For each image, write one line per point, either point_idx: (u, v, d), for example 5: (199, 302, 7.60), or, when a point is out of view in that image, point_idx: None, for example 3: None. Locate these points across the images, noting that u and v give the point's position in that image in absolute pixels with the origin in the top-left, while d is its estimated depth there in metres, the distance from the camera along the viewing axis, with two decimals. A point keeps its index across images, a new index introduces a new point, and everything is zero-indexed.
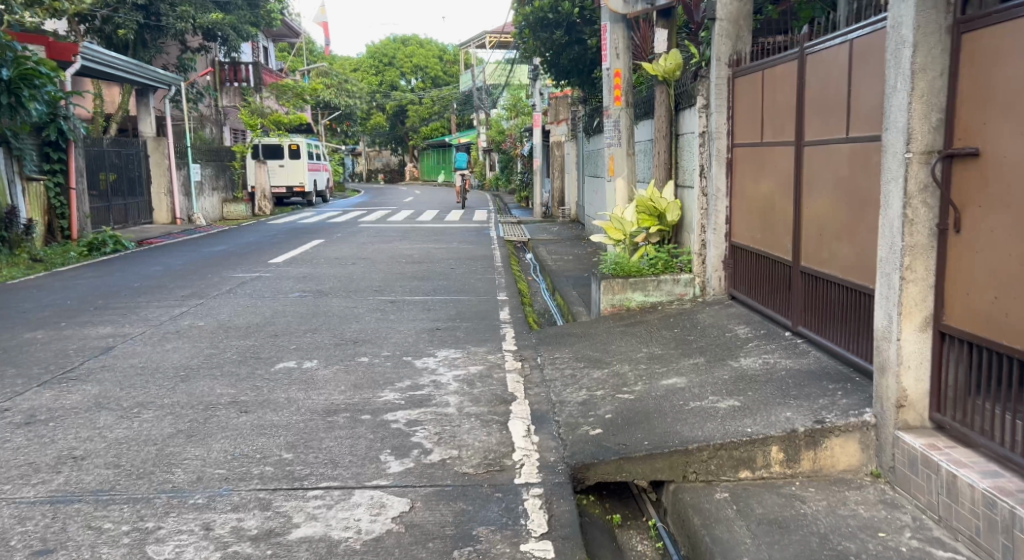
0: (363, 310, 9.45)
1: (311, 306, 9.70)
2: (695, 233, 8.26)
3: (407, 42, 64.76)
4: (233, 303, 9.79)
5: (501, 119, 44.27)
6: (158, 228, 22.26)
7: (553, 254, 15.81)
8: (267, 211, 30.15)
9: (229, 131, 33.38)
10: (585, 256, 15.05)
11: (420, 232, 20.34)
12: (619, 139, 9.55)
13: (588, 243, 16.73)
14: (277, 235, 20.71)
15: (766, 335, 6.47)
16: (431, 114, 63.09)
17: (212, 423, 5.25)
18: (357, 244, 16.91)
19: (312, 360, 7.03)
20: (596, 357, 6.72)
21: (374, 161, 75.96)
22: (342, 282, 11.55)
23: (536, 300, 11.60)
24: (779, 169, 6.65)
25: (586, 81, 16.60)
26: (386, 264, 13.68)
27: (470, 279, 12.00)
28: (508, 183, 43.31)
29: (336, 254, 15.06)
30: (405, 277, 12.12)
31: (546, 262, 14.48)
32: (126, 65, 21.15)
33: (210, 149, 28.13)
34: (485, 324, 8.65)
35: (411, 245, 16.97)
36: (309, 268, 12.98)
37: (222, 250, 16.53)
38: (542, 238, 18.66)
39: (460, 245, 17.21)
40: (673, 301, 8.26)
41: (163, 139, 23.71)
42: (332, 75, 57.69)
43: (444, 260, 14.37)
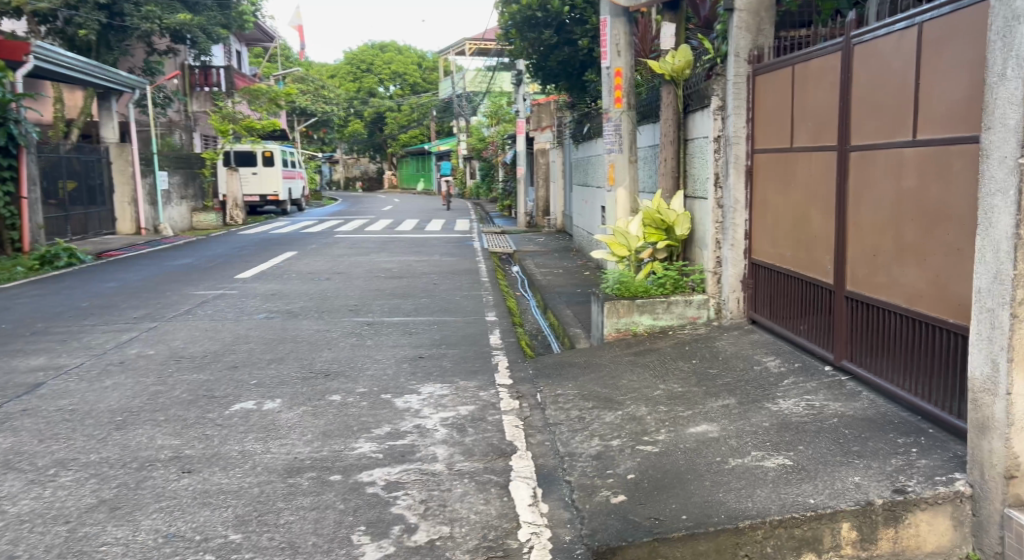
0: (337, 335, 8.50)
1: (278, 329, 8.74)
2: (709, 249, 7.37)
3: (386, 48, 63.86)
4: (191, 326, 8.82)
5: (483, 127, 43.40)
6: (121, 240, 21.16)
7: (542, 268, 14.91)
8: (237, 221, 29.76)
9: (201, 137, 32.29)
10: (576, 270, 14.18)
11: (399, 244, 19.41)
12: (619, 144, 8.67)
13: (578, 256, 15.86)
14: (247, 247, 19.68)
15: (802, 371, 5.58)
16: (410, 121, 62.16)
17: (143, 488, 4.44)
18: (332, 257, 15.94)
19: (276, 399, 6.10)
20: (605, 395, 5.80)
21: (353, 169, 74.87)
22: (315, 301, 10.60)
23: (527, 320, 10.67)
24: (811, 178, 5.80)
25: (576, 85, 15.76)
26: (362, 280, 12.74)
27: (455, 297, 11.08)
28: (489, 192, 42.45)
29: (309, 268, 14.09)
30: (383, 294, 11.19)
31: (534, 277, 13.58)
32: (85, 67, 20.11)
33: (180, 156, 27.06)
34: (474, 351, 7.73)
35: (391, 258, 16.02)
36: (279, 285, 12.01)
37: (187, 264, 15.50)
38: (528, 250, 17.79)
39: (442, 257, 16.30)
40: (685, 325, 7.39)
41: (126, 146, 22.64)
42: (309, 81, 56.67)
43: (426, 274, 13.44)
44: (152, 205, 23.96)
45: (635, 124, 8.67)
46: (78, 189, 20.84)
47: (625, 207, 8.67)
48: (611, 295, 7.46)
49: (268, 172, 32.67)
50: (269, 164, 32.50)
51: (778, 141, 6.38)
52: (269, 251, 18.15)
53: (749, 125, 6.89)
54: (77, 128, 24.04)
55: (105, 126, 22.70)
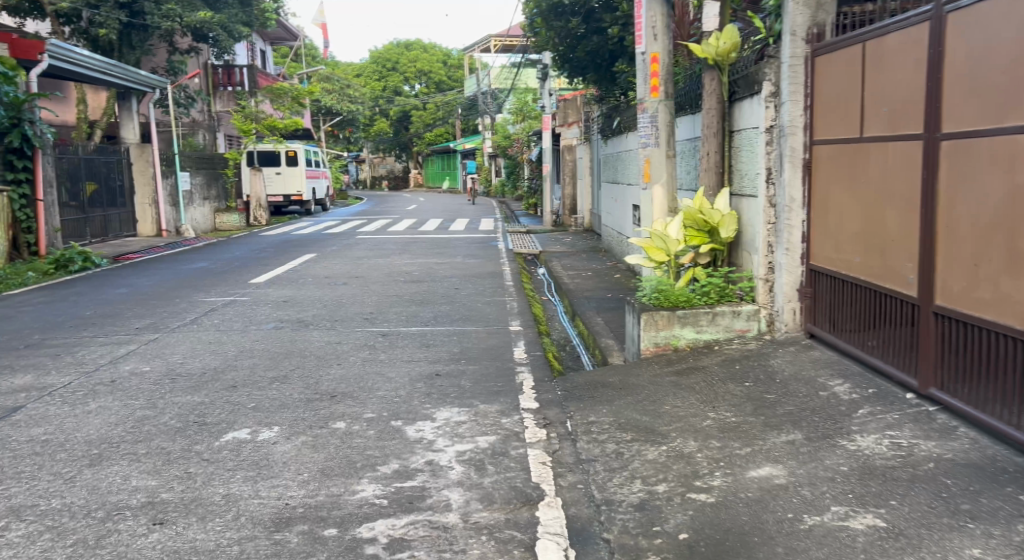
0: (349, 347, 7.79)
1: (286, 341, 8.04)
2: (760, 254, 6.60)
3: (410, 46, 63.23)
4: (194, 338, 8.14)
5: (508, 124, 42.70)
6: (139, 241, 20.64)
7: (570, 270, 14.16)
8: (261, 222, 29.24)
9: (223, 137, 31.80)
10: (606, 273, 13.42)
11: (422, 245, 18.71)
12: (656, 137, 7.89)
13: (607, 258, 15.11)
14: (266, 249, 19.06)
15: (878, 399, 4.80)
16: (435, 119, 61.56)
17: (106, 550, 3.73)
18: (351, 260, 15.27)
19: (273, 426, 5.37)
20: (647, 425, 5.04)
21: (378, 168, 74.48)
22: (328, 308, 9.91)
23: (554, 328, 9.91)
24: (879, 175, 5.07)
25: (605, 78, 15.01)
26: (381, 285, 12.03)
27: (478, 303, 10.35)
28: (514, 190, 41.74)
29: (326, 272, 13.40)
30: (402, 301, 10.48)
31: (562, 280, 12.84)
32: (102, 66, 19.57)
33: (201, 156, 26.57)
34: (497, 367, 6.98)
35: (412, 260, 15.33)
36: (294, 291, 11.33)
37: (201, 267, 14.86)
38: (555, 250, 17.08)
39: (467, 259, 15.58)
40: (733, 338, 6.61)
41: (147, 146, 22.10)
42: (334, 80, 56.18)
43: (448, 278, 12.72)
44: (173, 206, 23.46)
45: (673, 115, 7.90)
46: (98, 190, 20.33)
47: (663, 207, 7.90)
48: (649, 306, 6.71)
49: (291, 172, 32.19)
50: (293, 164, 32.00)
51: (842, 131, 5.62)
52: (288, 253, 17.51)
53: (807, 113, 6.11)
54: (100, 129, 23.57)
55: (125, 126, 22.19)
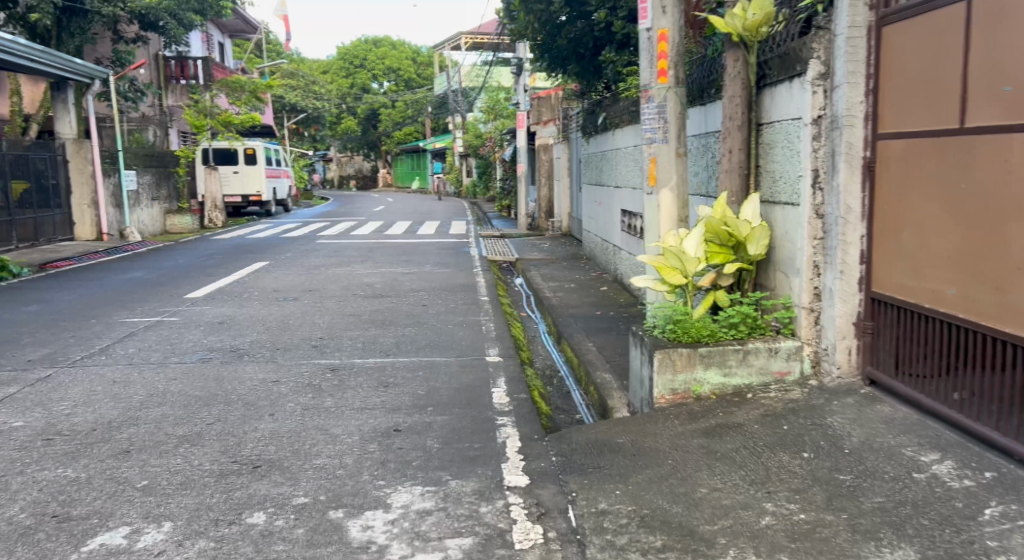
0: (287, 389, 6.34)
1: (212, 380, 6.59)
2: (802, 277, 5.22)
3: (379, 42, 61.45)
4: (98, 376, 6.66)
5: (479, 122, 41.31)
6: (75, 247, 18.94)
7: (551, 282, 12.79)
8: (218, 223, 28.04)
9: (177, 134, 30.08)
10: (590, 286, 12.08)
11: (387, 251, 17.26)
12: (664, 131, 6.51)
13: (590, 268, 13.79)
14: (215, 255, 17.49)
15: (1007, 488, 3.59)
16: (404, 118, 60.01)
17: None
18: (305, 269, 13.77)
19: (165, 522, 3.96)
20: (683, 524, 3.69)
21: (346, 167, 72.85)
22: (271, 333, 8.47)
23: (537, 355, 8.53)
24: (1008, 180, 3.82)
25: (589, 70, 13.67)
26: (335, 301, 10.56)
27: (448, 326, 8.94)
28: (487, 191, 40.36)
29: (276, 284, 11.92)
30: (360, 323, 9.04)
31: (543, 296, 11.48)
32: (31, 53, 17.81)
33: (148, 153, 24.93)
34: (472, 417, 5.58)
35: (373, 270, 13.86)
36: (233, 309, 9.86)
37: (134, 278, 13.27)
38: (532, 258, 15.76)
39: (435, 268, 14.17)
40: (769, 385, 5.23)
41: (84, 142, 20.46)
42: (299, 76, 54.59)
43: (413, 292, 11.29)
44: (116, 207, 21.89)
45: (686, 104, 6.53)
46: (27, 190, 18.90)
47: (672, 217, 6.55)
48: (664, 342, 5.34)
49: (251, 170, 30.83)
50: (251, 162, 30.66)
51: (928, 122, 4.29)
52: (239, 260, 16.00)
53: (870, 100, 4.73)
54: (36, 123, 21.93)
55: (61, 120, 20.50)
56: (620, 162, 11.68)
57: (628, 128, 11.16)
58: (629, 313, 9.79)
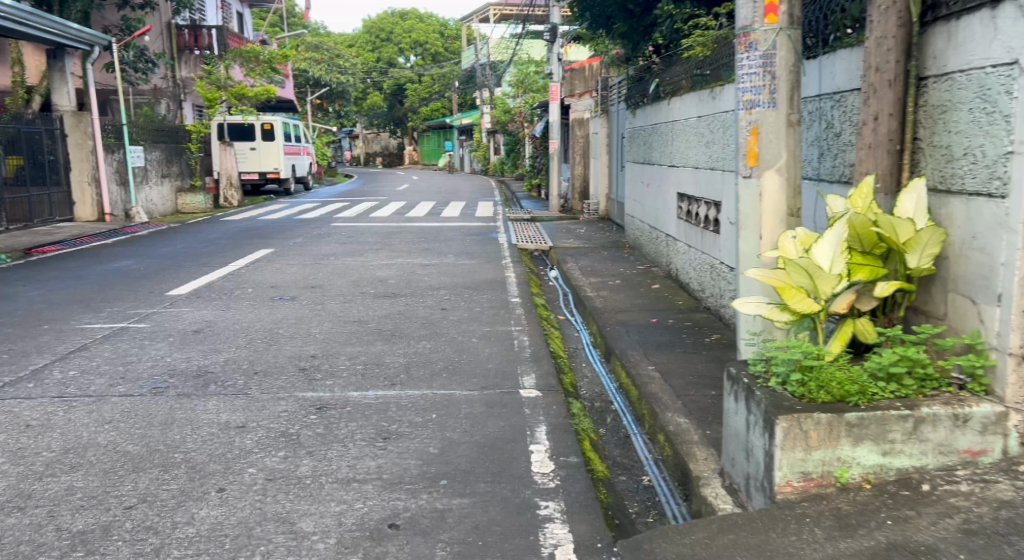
0: (252, 439, 4.68)
1: (159, 423, 4.93)
2: (1007, 308, 3.51)
3: (406, 15, 59.49)
4: (8, 416, 5.03)
5: (506, 97, 39.50)
6: (70, 228, 17.44)
7: (592, 277, 11.07)
8: (233, 203, 26.62)
9: (191, 107, 28.47)
10: (639, 283, 10.39)
11: (407, 237, 15.60)
12: (771, 93, 4.76)
13: (637, 260, 12.09)
14: (219, 239, 15.92)
15: None
16: (431, 93, 58.31)
17: None
18: (312, 260, 12.12)
19: None
20: None
21: (373, 143, 71.37)
22: (254, 348, 6.82)
23: (582, 380, 6.84)
24: None
25: (638, 30, 12.45)
26: (340, 302, 8.89)
27: (471, 339, 7.26)
28: (515, 169, 38.61)
29: (274, 279, 10.28)
30: (364, 334, 7.38)
31: (585, 295, 9.79)
32: (29, 18, 16.29)
33: (158, 127, 23.49)
34: (503, 503, 3.88)
35: (389, 260, 12.20)
36: (218, 312, 8.23)
37: (117, 267, 11.67)
38: (569, 247, 14.09)
39: (460, 259, 12.49)
40: (952, 469, 3.49)
41: (83, 115, 18.85)
42: (323, 49, 53.04)
43: (432, 290, 9.60)
44: (120, 185, 20.45)
45: (801, 52, 4.78)
46: (21, 167, 17.44)
47: (777, 211, 4.83)
48: (789, 402, 3.63)
49: (268, 147, 29.22)
50: (269, 138, 29.09)
51: None
52: (242, 246, 14.41)
53: None
54: (38, 94, 20.41)
55: (58, 91, 18.93)
56: (679, 138, 9.96)
57: (692, 97, 9.44)
58: (692, 322, 8.07)
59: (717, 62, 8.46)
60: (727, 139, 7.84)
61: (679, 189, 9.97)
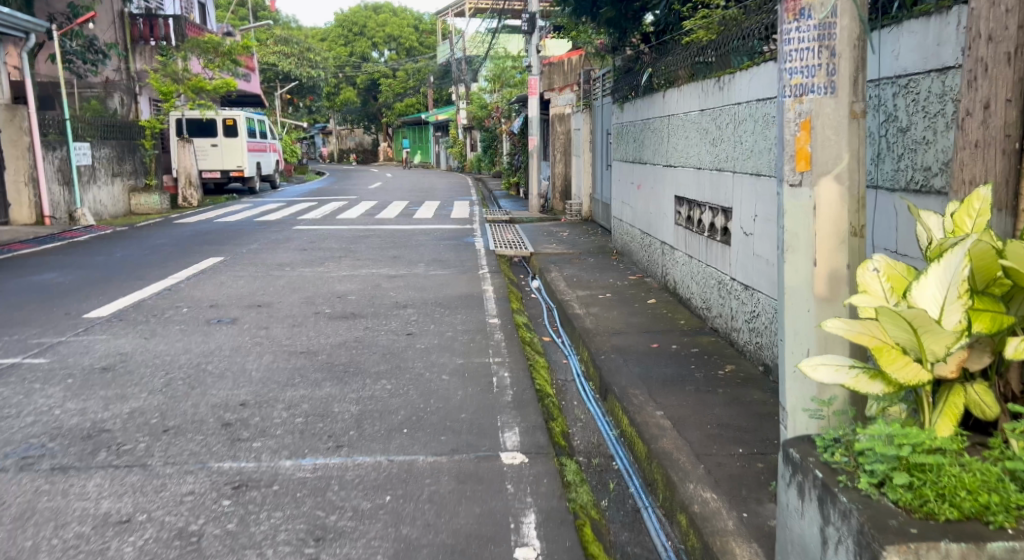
0: (132, 546, 3.45)
1: (13, 516, 3.71)
2: None
3: (379, 9, 58.13)
4: None
5: (483, 92, 38.30)
6: (6, 234, 16.06)
7: (580, 290, 9.91)
8: (193, 202, 25.43)
9: (148, 102, 27.03)
10: (632, 298, 9.24)
11: (374, 242, 14.38)
12: (831, 74, 3.59)
13: (626, 270, 11.00)
14: (169, 245, 14.63)
15: None
16: (405, 88, 56.89)
17: None
18: (265, 273, 10.87)
19: None
20: None
21: (348, 140, 69.89)
22: (171, 391, 5.60)
23: (574, 428, 5.66)
24: None
25: (626, 15, 11.49)
26: (288, 326, 7.66)
27: (438, 376, 6.06)
28: (493, 166, 37.41)
29: (216, 298, 9.05)
30: (311, 370, 6.17)
31: (572, 312, 8.62)
32: None
33: (107, 122, 22.10)
34: None
35: (351, 271, 10.97)
36: (139, 343, 6.99)
37: (42, 281, 10.39)
38: (550, 254, 13.03)
39: (431, 269, 11.30)
40: None
41: (18, 109, 17.80)
42: (293, 43, 51.68)
43: (397, 309, 8.40)
44: (64, 185, 19.12)
45: (867, 22, 3.63)
46: None
47: (835, 230, 3.65)
48: (896, 520, 2.49)
49: (231, 143, 27.84)
50: (232, 134, 27.70)
51: None
52: (191, 253, 13.16)
53: None
54: None
55: None
56: (677, 134, 8.83)
57: (693, 87, 8.32)
58: (700, 349, 6.90)
59: (725, 47, 7.34)
60: (739, 135, 6.70)
61: (678, 192, 8.84)
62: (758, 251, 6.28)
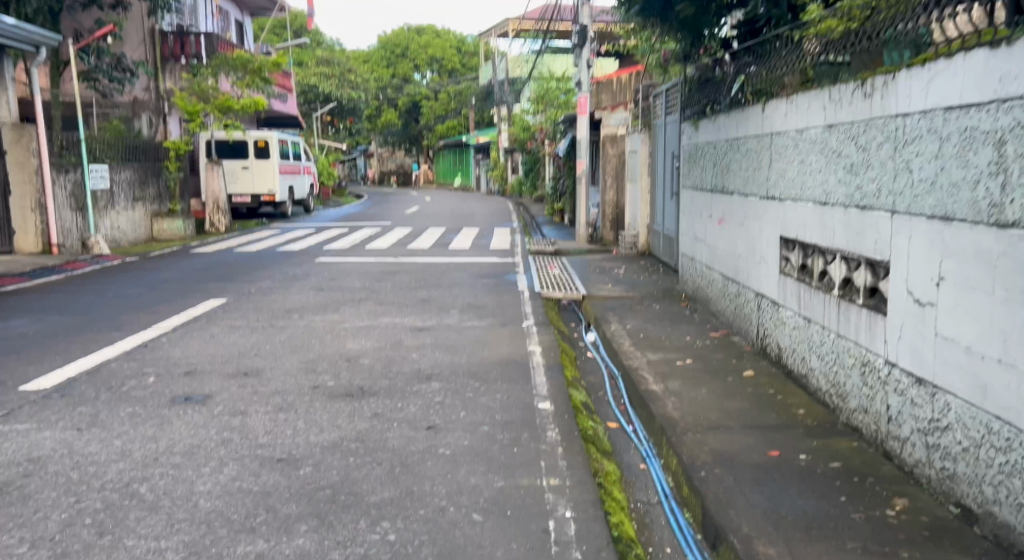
0: None
1: None
2: None
3: (422, 31, 56.83)
4: None
5: (526, 114, 36.41)
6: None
7: (651, 352, 7.92)
8: (220, 227, 23.87)
9: (178, 122, 25.43)
10: (721, 369, 7.22)
11: (403, 280, 12.48)
12: None
13: (701, 325, 9.03)
14: (170, 278, 12.87)
15: None
16: (447, 110, 55.32)
17: None
18: (266, 322, 9.02)
19: None
20: None
21: (389, 163, 68.74)
22: (63, 544, 3.76)
23: None
24: None
25: (708, 13, 9.72)
26: (272, 409, 5.73)
27: (466, 516, 4.07)
28: (534, 191, 35.49)
29: (196, 360, 7.16)
30: (284, 498, 4.22)
31: (647, 391, 6.62)
32: None
33: (132, 144, 20.57)
34: None
35: (369, 322, 9.08)
36: (63, 438, 5.10)
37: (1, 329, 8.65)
38: (607, 297, 11.12)
39: (467, 318, 9.34)
40: None
41: (26, 128, 16.12)
42: (334, 64, 50.52)
43: (419, 383, 6.44)
44: (77, 210, 17.52)
45: None
46: None
47: None
48: None
49: (261, 166, 26.28)
50: (262, 156, 26.15)
51: None
52: (192, 291, 11.36)
53: None
54: None
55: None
56: (786, 158, 6.85)
57: (811, 97, 6.36)
58: (844, 465, 4.89)
59: (875, 38, 5.38)
60: (906, 158, 4.72)
61: (786, 233, 6.85)
62: (947, 330, 4.28)
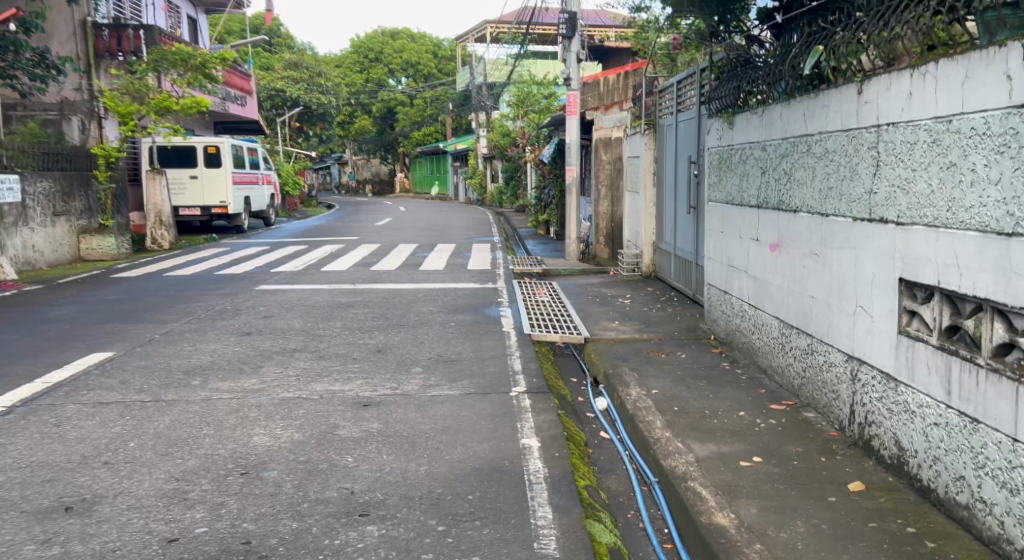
0: None
1: None
2: None
3: (397, 35, 54.30)
4: None
5: (505, 118, 34.04)
6: None
7: (697, 443, 5.53)
8: (164, 244, 21.30)
9: (115, 125, 22.73)
10: (812, 477, 4.86)
11: (356, 316, 10.03)
12: None
13: (751, 390, 6.65)
14: (66, 316, 10.35)
15: None
16: (422, 116, 52.98)
17: None
18: (155, 392, 6.55)
19: None
20: None
21: (364, 171, 66.14)
22: None
23: None
24: None
25: None
26: None
27: None
28: (515, 200, 33.13)
29: (9, 475, 4.70)
30: None
31: (711, 532, 4.25)
32: None
33: (49, 149, 18.01)
34: None
35: (296, 389, 6.64)
36: None
37: None
38: (615, 340, 8.70)
39: (431, 380, 6.91)
40: None
41: None
42: (303, 68, 47.82)
43: (343, 529, 4.02)
44: None
45: None
46: None
47: None
48: None
49: (213, 175, 23.63)
50: (214, 164, 23.52)
51: None
52: (81, 337, 8.87)
53: None
54: None
55: None
56: (909, 161, 4.55)
57: (968, 62, 4.05)
58: None
59: None
60: None
61: (915, 275, 4.52)
62: None
